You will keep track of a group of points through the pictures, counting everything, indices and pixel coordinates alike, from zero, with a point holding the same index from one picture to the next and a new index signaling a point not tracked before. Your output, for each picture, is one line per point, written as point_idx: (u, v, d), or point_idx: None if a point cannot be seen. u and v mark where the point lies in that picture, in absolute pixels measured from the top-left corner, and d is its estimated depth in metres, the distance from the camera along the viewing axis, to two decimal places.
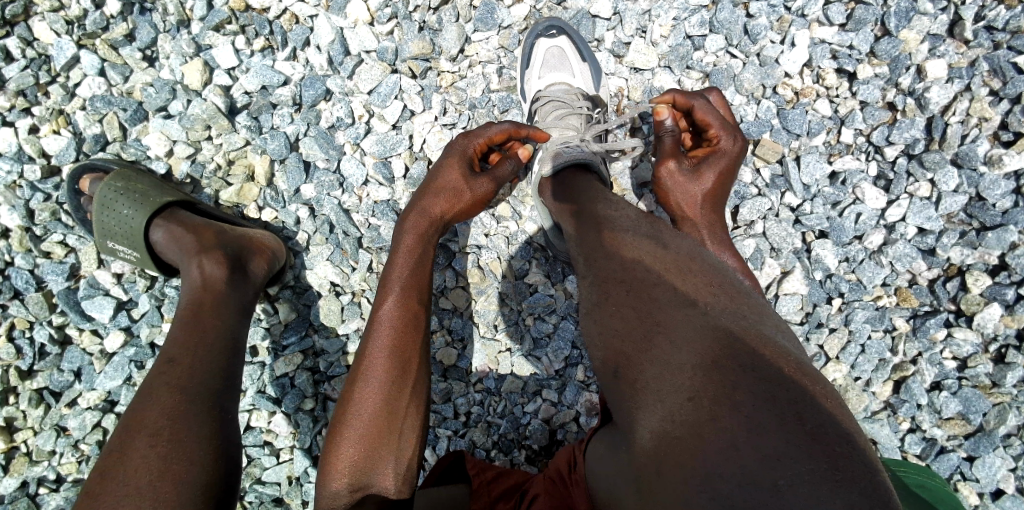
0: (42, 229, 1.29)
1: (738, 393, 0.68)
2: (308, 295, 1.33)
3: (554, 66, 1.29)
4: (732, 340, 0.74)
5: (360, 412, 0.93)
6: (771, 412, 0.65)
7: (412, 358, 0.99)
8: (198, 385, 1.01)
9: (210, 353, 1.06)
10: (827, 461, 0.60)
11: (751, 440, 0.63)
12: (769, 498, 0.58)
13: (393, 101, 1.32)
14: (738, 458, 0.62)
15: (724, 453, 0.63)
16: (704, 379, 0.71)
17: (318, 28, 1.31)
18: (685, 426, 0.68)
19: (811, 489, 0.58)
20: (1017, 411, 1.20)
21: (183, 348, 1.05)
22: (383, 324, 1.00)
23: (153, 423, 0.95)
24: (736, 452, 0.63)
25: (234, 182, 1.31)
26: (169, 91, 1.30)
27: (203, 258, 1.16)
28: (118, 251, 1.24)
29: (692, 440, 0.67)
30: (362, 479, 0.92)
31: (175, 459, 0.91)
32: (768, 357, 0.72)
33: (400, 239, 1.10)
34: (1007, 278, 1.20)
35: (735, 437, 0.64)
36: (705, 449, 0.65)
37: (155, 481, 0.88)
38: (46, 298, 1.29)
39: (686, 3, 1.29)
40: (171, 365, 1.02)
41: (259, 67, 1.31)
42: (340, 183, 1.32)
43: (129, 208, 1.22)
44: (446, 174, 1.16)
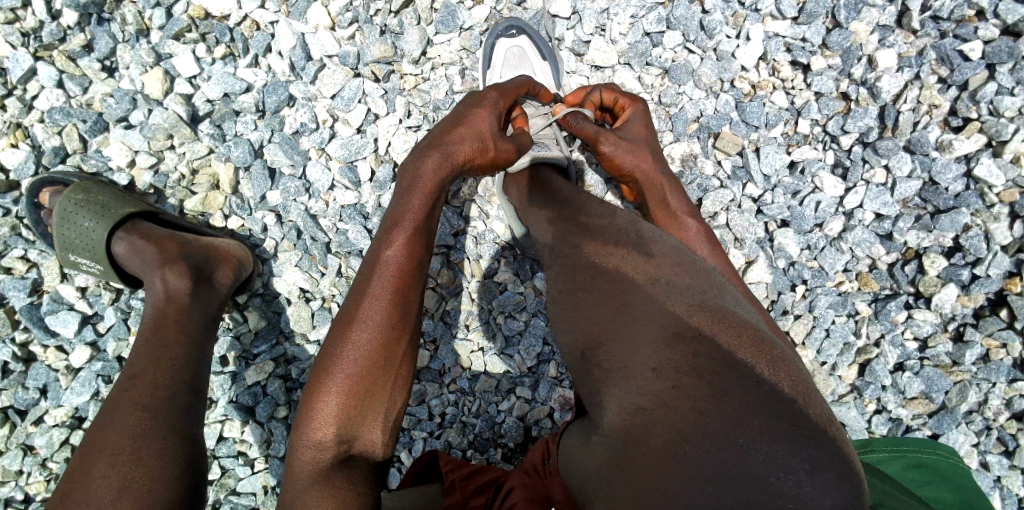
0: (1, 245, 1.27)
1: (698, 361, 0.69)
2: (277, 303, 1.35)
3: (514, 66, 1.30)
4: (695, 314, 0.75)
5: (360, 351, 0.86)
6: (734, 378, 0.66)
7: (404, 333, 0.90)
8: (163, 403, 1.01)
9: (176, 368, 1.06)
10: (793, 426, 0.60)
11: (727, 412, 0.63)
12: (732, 459, 0.59)
13: (356, 105, 1.32)
14: (703, 434, 0.62)
15: (702, 433, 0.62)
16: (678, 363, 0.70)
17: (279, 34, 1.30)
18: (652, 396, 0.69)
19: (771, 446, 0.59)
20: (977, 388, 1.24)
21: (148, 363, 1.04)
22: (391, 267, 0.92)
23: (114, 442, 0.94)
24: (705, 433, 0.62)
25: (199, 191, 1.31)
26: (129, 102, 1.29)
27: (166, 271, 1.15)
28: (81, 264, 1.22)
29: (658, 410, 0.68)
30: (348, 431, 0.83)
31: (137, 480, 0.90)
32: (725, 334, 0.72)
33: (421, 174, 1.00)
34: (962, 259, 1.23)
35: (696, 420, 0.64)
36: (672, 416, 0.66)
37: (117, 499, 0.88)
38: (8, 315, 1.26)
39: (643, 1, 1.30)
40: (134, 382, 1.02)
41: (220, 75, 1.30)
42: (306, 188, 1.33)
43: (89, 220, 1.19)
44: (475, 118, 1.07)
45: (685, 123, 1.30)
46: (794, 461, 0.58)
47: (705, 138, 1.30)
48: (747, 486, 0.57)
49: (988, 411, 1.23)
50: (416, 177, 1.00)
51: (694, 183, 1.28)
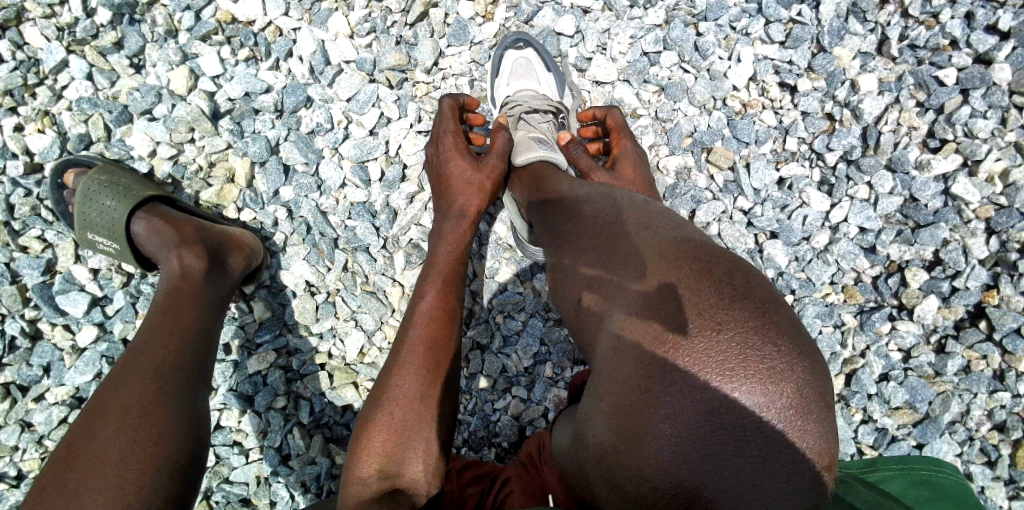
0: (20, 224, 1.32)
1: (679, 267, 0.71)
2: (283, 295, 1.42)
3: (521, 74, 1.36)
4: (679, 238, 0.77)
5: (399, 404, 0.91)
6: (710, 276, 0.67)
7: (430, 395, 0.94)
8: (172, 373, 1.05)
9: (187, 343, 1.09)
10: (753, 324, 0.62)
11: (702, 307, 0.64)
12: (704, 347, 0.61)
13: (370, 108, 1.39)
14: (678, 328, 0.64)
15: (676, 383, 0.61)
16: (635, 330, 0.69)
17: (300, 40, 1.38)
18: (636, 308, 0.71)
19: (740, 335, 0.61)
20: (959, 399, 1.26)
21: (161, 335, 1.08)
22: (419, 323, 1.00)
23: (123, 403, 0.98)
24: (680, 327, 0.64)
25: (214, 183, 1.38)
26: (155, 96, 1.36)
27: (183, 252, 1.20)
28: (98, 243, 1.27)
29: (640, 318, 0.69)
30: (391, 467, 0.88)
31: (143, 442, 0.95)
32: (668, 267, 0.71)
33: (443, 234, 1.13)
34: (942, 272, 1.28)
35: (673, 317, 0.65)
36: (652, 319, 0.67)
37: (123, 459, 0.93)
38: (19, 292, 1.31)
39: (642, 23, 1.38)
40: (146, 350, 1.05)
41: (243, 75, 1.38)
42: (318, 185, 1.40)
43: (111, 200, 1.24)
44: (457, 166, 1.17)
45: (680, 137, 1.36)
46: (762, 348, 0.60)
47: (698, 153, 1.37)
48: (720, 374, 0.60)
49: (969, 421, 1.26)
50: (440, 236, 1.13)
51: (688, 194, 1.35)
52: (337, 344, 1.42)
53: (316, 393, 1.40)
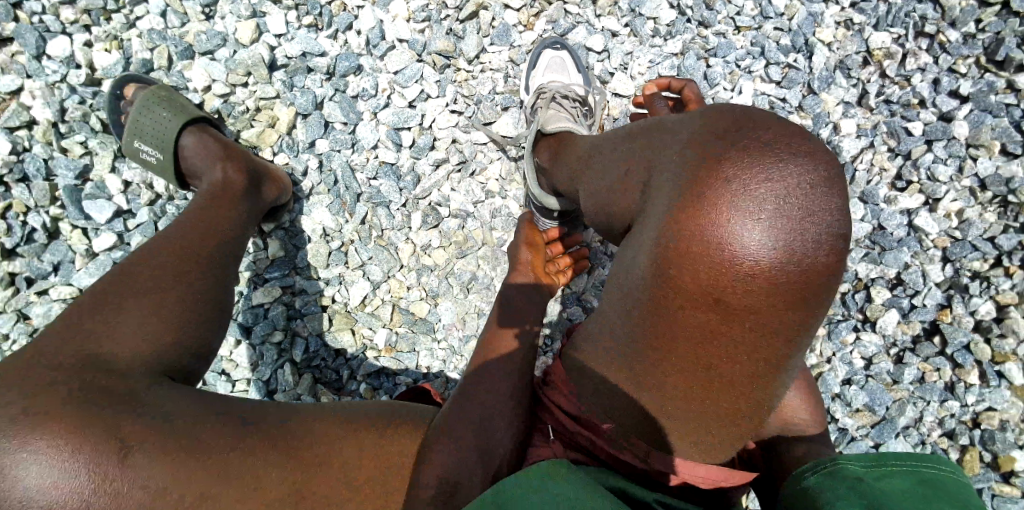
0: (67, 127, 1.39)
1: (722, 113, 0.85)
2: (299, 239, 1.50)
3: (556, 69, 1.53)
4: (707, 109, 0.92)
5: (457, 437, 0.94)
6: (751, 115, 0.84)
7: (490, 429, 0.96)
8: (203, 258, 1.13)
9: (220, 239, 1.19)
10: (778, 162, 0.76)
11: (757, 128, 0.80)
12: (770, 148, 0.77)
13: (413, 84, 1.53)
14: (744, 140, 0.79)
15: (756, 171, 0.76)
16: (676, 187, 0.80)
17: (362, 17, 1.53)
18: (692, 140, 0.83)
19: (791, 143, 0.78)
20: (914, 405, 1.39)
21: (198, 228, 1.17)
22: (480, 376, 1.03)
23: (152, 275, 1.04)
24: (745, 139, 0.79)
25: (257, 126, 1.49)
26: (220, 40, 1.48)
27: (227, 164, 1.31)
28: (142, 152, 1.35)
29: (700, 142, 0.82)
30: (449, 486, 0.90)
31: (162, 312, 1.00)
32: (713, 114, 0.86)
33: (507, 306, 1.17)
34: (903, 291, 1.44)
35: (737, 135, 0.80)
36: (715, 139, 0.80)
37: (146, 321, 0.98)
38: (50, 189, 1.37)
39: (661, 51, 1.56)
40: (184, 238, 1.14)
41: (303, 38, 1.51)
42: (353, 142, 1.52)
43: (167, 112, 1.34)
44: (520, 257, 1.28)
45: None
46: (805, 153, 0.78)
47: None
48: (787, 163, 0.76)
49: (921, 427, 1.38)
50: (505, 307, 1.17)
51: None
52: (341, 291, 1.49)
53: (313, 333, 1.48)
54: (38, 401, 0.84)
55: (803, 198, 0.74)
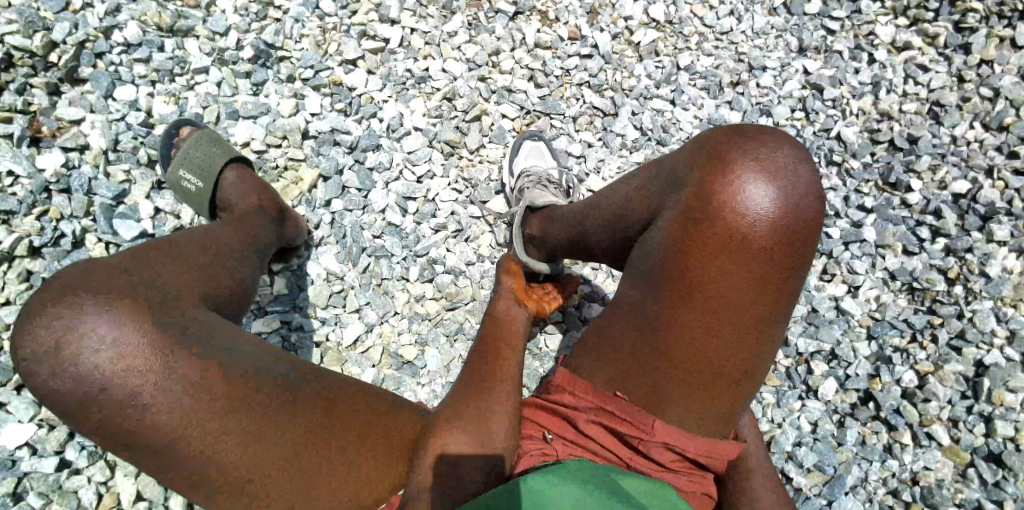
0: (116, 156, 1.62)
1: (734, 129, 1.02)
2: (303, 280, 1.65)
3: (535, 156, 1.80)
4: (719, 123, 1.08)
5: (453, 428, 1.01)
6: (756, 132, 1.02)
7: (477, 418, 1.02)
8: (242, 247, 1.27)
9: (255, 242, 1.35)
10: (776, 165, 0.97)
11: (764, 144, 0.99)
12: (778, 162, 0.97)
13: (423, 163, 1.80)
14: (755, 154, 0.98)
15: (769, 183, 0.96)
16: (694, 182, 0.99)
17: (385, 108, 1.83)
18: (712, 151, 1.00)
19: (791, 158, 0.98)
20: (857, 466, 1.45)
21: (241, 230, 1.33)
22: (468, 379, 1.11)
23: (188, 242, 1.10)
24: (757, 153, 0.98)
25: (282, 180, 1.72)
26: (263, 108, 1.76)
27: (263, 195, 1.52)
28: (184, 179, 1.53)
29: (717, 153, 0.99)
30: (446, 470, 0.97)
31: (196, 267, 1.05)
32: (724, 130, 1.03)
33: (502, 326, 1.26)
34: (838, 364, 1.54)
35: (750, 150, 0.98)
36: (732, 152, 0.98)
37: (185, 269, 1.02)
38: (87, 203, 1.57)
39: (627, 160, 1.89)
40: (226, 231, 1.27)
41: (334, 117, 1.79)
42: (365, 205, 1.74)
43: (216, 149, 1.56)
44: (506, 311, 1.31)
45: None
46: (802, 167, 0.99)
47: None
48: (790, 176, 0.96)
49: (867, 485, 1.44)
50: (501, 327, 1.26)
51: None
52: (336, 330, 1.62)
53: None
54: (92, 299, 0.86)
55: (800, 197, 0.96)
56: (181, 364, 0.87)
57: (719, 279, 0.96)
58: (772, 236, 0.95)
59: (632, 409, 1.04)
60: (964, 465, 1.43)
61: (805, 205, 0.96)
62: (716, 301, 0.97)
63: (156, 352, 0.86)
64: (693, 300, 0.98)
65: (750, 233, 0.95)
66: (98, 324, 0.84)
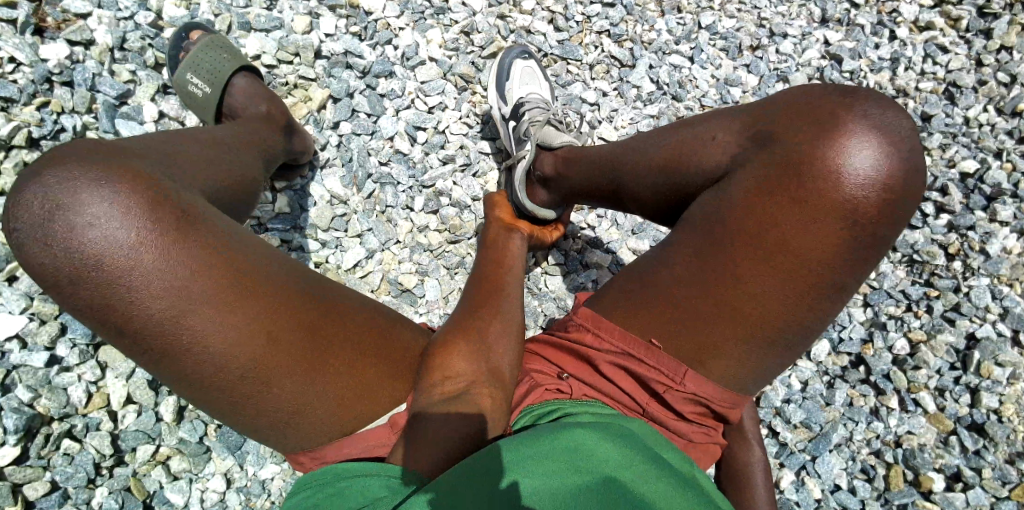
0: (121, 55, 1.58)
1: (853, 105, 0.92)
2: (306, 201, 1.62)
3: (528, 78, 1.74)
4: (832, 89, 0.96)
5: (458, 348, 1.02)
6: (878, 110, 0.92)
7: (480, 342, 1.04)
8: (247, 149, 1.25)
9: (264, 148, 1.34)
10: (898, 134, 0.90)
11: (887, 130, 0.90)
12: (898, 153, 0.90)
13: (436, 95, 1.77)
14: (877, 140, 0.90)
15: (888, 177, 0.89)
16: (805, 163, 0.91)
17: (401, 36, 1.79)
18: (831, 131, 0.90)
19: (911, 149, 0.91)
20: (845, 425, 1.47)
21: (250, 135, 1.32)
22: (469, 308, 1.13)
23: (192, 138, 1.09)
24: (879, 139, 0.90)
25: (292, 98, 1.69)
26: (277, 23, 1.71)
27: (270, 103, 1.50)
28: (190, 84, 1.49)
29: (837, 135, 0.90)
30: (452, 387, 0.97)
31: (201, 160, 1.06)
32: (842, 105, 0.93)
33: (503, 257, 1.29)
34: (834, 327, 1.55)
35: (872, 135, 0.90)
36: (853, 136, 0.90)
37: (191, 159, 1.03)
38: (90, 99, 1.52)
39: (641, 111, 1.86)
40: (229, 134, 1.25)
41: (348, 39, 1.75)
42: (373, 130, 1.71)
43: (223, 54, 1.51)
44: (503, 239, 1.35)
45: None
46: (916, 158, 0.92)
47: None
48: (908, 170, 0.90)
49: (851, 444, 1.47)
50: (502, 258, 1.29)
51: (651, 233, 1.74)
52: (336, 254, 1.61)
53: None
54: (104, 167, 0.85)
55: (910, 192, 0.91)
56: (193, 268, 0.84)
57: (805, 241, 0.91)
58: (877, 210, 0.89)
59: (675, 364, 1.03)
60: (947, 432, 1.46)
61: (910, 198, 0.91)
62: (796, 266, 0.93)
63: (157, 245, 0.82)
64: (770, 260, 0.94)
65: (854, 202, 0.89)
66: (96, 200, 0.80)
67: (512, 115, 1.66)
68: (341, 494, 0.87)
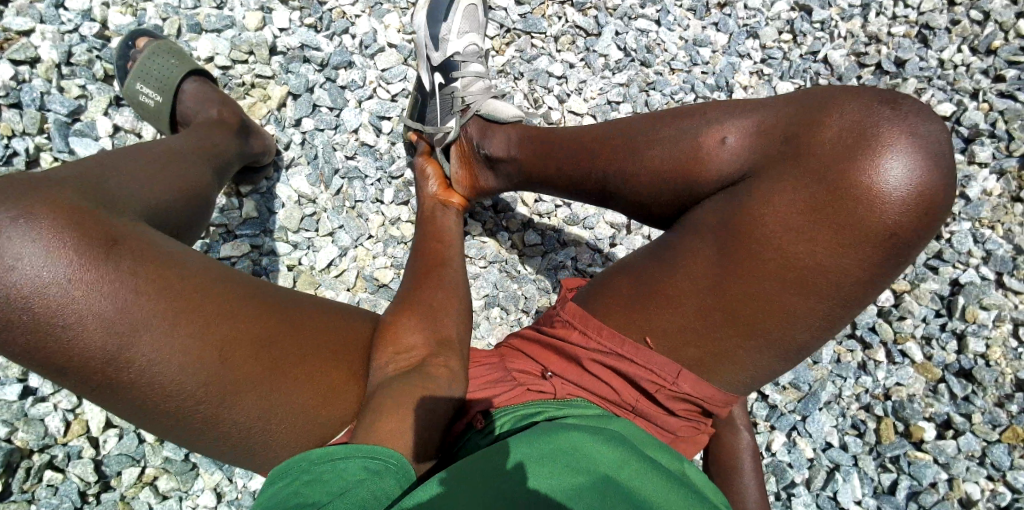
0: (69, 70, 1.54)
1: (891, 122, 0.91)
2: (274, 204, 1.62)
3: (468, 19, 1.57)
4: (866, 101, 0.94)
5: (403, 329, 1.13)
6: (912, 126, 0.91)
7: (421, 321, 1.15)
8: (190, 163, 1.27)
9: (210, 156, 1.34)
10: (933, 153, 0.90)
11: (925, 150, 0.89)
12: (935, 174, 0.89)
13: (398, 82, 1.72)
14: (917, 161, 0.89)
15: (923, 200, 0.88)
16: (843, 183, 0.89)
17: (358, 24, 1.74)
18: (871, 152, 0.89)
19: (942, 166, 0.90)
20: (833, 383, 1.47)
21: (197, 146, 1.33)
22: (409, 291, 1.24)
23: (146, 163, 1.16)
24: (917, 160, 0.89)
25: (250, 99, 1.66)
26: (229, 22, 1.66)
27: (223, 108, 1.48)
28: (142, 93, 1.48)
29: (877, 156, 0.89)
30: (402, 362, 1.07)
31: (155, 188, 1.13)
32: (879, 122, 0.91)
33: (439, 236, 1.40)
34: None
35: (913, 157, 0.89)
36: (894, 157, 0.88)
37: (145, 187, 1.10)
38: (40, 119, 1.49)
39: (609, 81, 1.82)
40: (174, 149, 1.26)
41: (303, 33, 1.71)
42: (336, 125, 1.68)
43: (173, 60, 1.49)
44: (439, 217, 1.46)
45: None
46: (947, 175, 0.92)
47: None
48: (942, 188, 0.90)
49: (841, 400, 1.46)
50: (438, 238, 1.41)
51: None
52: (308, 254, 1.60)
53: None
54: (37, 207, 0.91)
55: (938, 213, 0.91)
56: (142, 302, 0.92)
57: (826, 253, 0.91)
58: (907, 231, 0.89)
59: (671, 365, 1.05)
60: (934, 381, 1.46)
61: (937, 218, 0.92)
62: (818, 279, 0.93)
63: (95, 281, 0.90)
64: (794, 279, 0.94)
65: (887, 221, 0.89)
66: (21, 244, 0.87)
67: (444, 81, 1.54)
68: (319, 480, 0.77)
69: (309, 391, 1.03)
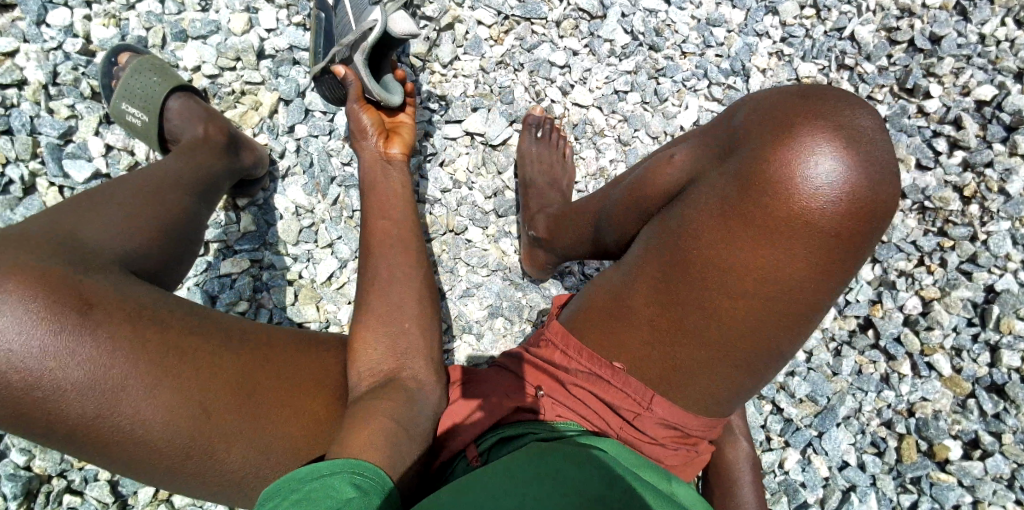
0: (56, 90, 1.50)
1: (801, 115, 0.89)
2: (272, 216, 1.57)
3: None
4: (780, 101, 0.93)
5: (371, 342, 1.06)
6: (827, 116, 0.88)
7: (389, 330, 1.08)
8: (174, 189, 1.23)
9: (199, 178, 1.31)
10: (854, 138, 0.86)
11: (843, 136, 0.86)
12: (860, 159, 0.85)
13: None
14: (834, 150, 0.85)
15: (846, 186, 0.85)
16: (754, 185, 0.88)
17: None
18: (777, 148, 0.87)
19: (869, 153, 0.86)
20: (852, 397, 1.42)
21: (185, 167, 1.30)
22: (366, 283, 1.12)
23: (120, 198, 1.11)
24: (835, 149, 0.86)
25: (241, 107, 1.60)
26: (213, 27, 1.59)
27: (209, 124, 1.43)
28: (128, 113, 1.43)
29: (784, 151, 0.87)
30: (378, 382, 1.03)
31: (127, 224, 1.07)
32: (785, 117, 0.90)
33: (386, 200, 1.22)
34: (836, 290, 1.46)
35: (829, 146, 0.86)
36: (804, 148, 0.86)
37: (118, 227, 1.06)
38: (32, 143, 1.47)
39: (616, 69, 1.70)
40: (154, 174, 1.23)
41: (290, 32, 1.62)
42: (330, 130, 1.61)
43: (156, 77, 1.44)
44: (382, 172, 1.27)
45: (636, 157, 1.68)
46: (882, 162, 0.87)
47: None
48: (869, 173, 0.85)
49: (861, 416, 1.41)
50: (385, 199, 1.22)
51: None
52: (309, 267, 1.57)
53: (278, 305, 1.55)
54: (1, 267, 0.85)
55: (877, 195, 0.86)
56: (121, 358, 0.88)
57: (765, 255, 0.88)
58: (840, 222, 0.85)
59: (641, 386, 1.01)
60: (964, 395, 1.39)
61: (879, 201, 0.86)
62: (767, 284, 0.89)
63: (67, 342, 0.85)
64: (734, 285, 0.91)
65: (818, 213, 0.85)
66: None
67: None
68: (308, 498, 0.74)
69: (293, 425, 1.00)
